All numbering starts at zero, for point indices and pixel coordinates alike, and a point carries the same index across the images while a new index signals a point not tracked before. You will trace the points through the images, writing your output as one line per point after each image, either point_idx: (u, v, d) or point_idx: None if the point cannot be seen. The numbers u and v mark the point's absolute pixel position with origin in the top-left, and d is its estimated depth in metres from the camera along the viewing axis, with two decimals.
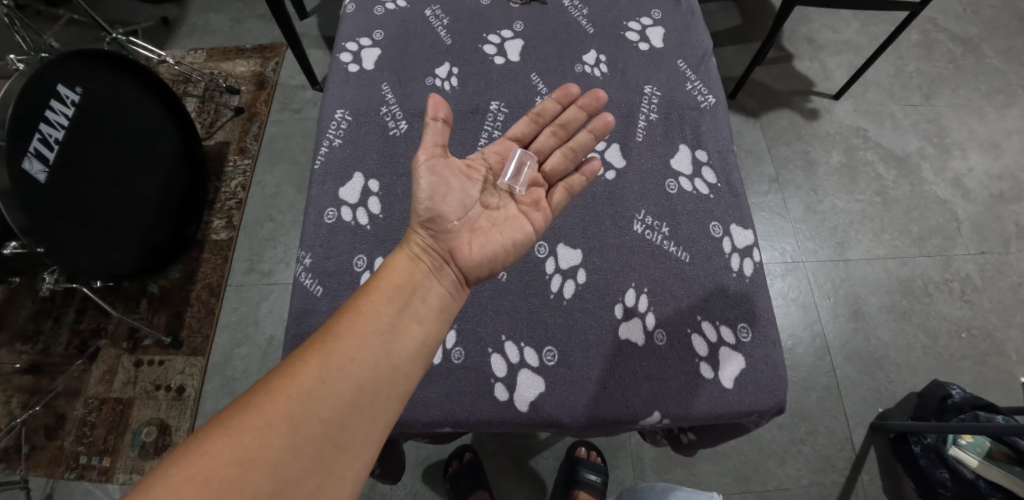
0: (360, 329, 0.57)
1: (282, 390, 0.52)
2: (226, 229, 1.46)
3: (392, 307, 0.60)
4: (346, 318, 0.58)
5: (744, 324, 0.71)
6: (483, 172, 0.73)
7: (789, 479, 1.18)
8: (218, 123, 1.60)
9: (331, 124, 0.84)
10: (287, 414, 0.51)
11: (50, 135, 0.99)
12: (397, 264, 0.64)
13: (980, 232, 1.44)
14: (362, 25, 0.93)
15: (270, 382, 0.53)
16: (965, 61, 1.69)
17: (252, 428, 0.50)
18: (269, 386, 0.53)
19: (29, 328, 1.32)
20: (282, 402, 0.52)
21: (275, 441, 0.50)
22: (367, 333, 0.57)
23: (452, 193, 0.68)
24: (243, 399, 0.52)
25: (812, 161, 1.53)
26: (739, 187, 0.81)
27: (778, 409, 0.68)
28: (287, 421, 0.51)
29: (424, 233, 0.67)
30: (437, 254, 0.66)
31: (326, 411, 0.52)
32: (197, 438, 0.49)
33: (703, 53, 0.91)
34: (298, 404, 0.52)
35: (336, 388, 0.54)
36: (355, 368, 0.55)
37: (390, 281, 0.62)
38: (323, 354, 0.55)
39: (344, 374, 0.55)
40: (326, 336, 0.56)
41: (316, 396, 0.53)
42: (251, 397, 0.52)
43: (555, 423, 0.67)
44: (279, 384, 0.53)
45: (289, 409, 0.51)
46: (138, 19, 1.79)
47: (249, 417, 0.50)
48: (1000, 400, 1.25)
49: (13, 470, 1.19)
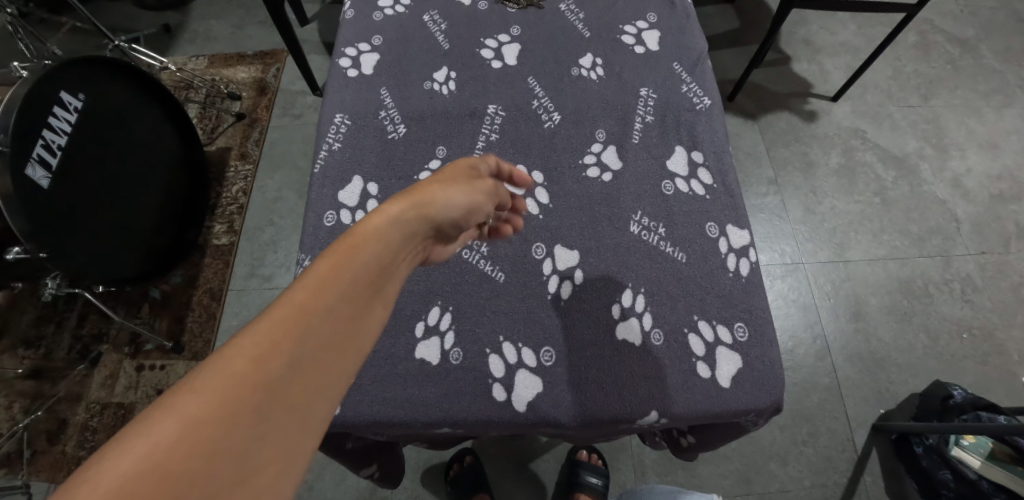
0: (337, 292, 0.42)
1: (238, 380, 0.35)
2: (228, 233, 1.47)
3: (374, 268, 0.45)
4: (314, 285, 0.41)
5: (741, 323, 0.71)
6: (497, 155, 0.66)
7: (791, 480, 1.18)
8: (219, 128, 1.61)
9: (331, 128, 0.85)
10: (257, 408, 0.35)
11: (53, 142, 1.00)
12: (377, 220, 0.47)
13: (980, 232, 1.44)
14: (361, 31, 0.94)
15: (222, 370, 0.35)
16: (963, 62, 1.70)
17: (212, 403, 0.34)
18: (219, 372, 0.35)
19: (32, 333, 1.33)
20: (247, 373, 0.36)
21: (242, 421, 0.34)
22: (353, 303, 0.43)
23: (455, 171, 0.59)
24: (176, 398, 0.33)
25: (811, 162, 1.54)
26: (736, 188, 0.81)
27: (775, 407, 0.68)
28: (257, 420, 0.35)
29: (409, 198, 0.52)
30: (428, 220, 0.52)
31: (305, 382, 0.38)
32: (112, 454, 0.30)
33: (700, 56, 0.92)
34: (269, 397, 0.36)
35: (318, 371, 0.39)
36: (338, 342, 0.41)
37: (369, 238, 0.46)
38: (297, 319, 0.39)
39: (323, 339, 0.40)
40: (291, 311, 0.39)
41: (299, 380, 0.37)
42: (195, 391, 0.34)
43: (553, 422, 0.67)
44: (238, 370, 0.35)
45: (258, 382, 0.36)
46: (140, 26, 1.81)
47: (199, 411, 0.33)
48: (1002, 399, 1.25)
49: (14, 474, 1.19)
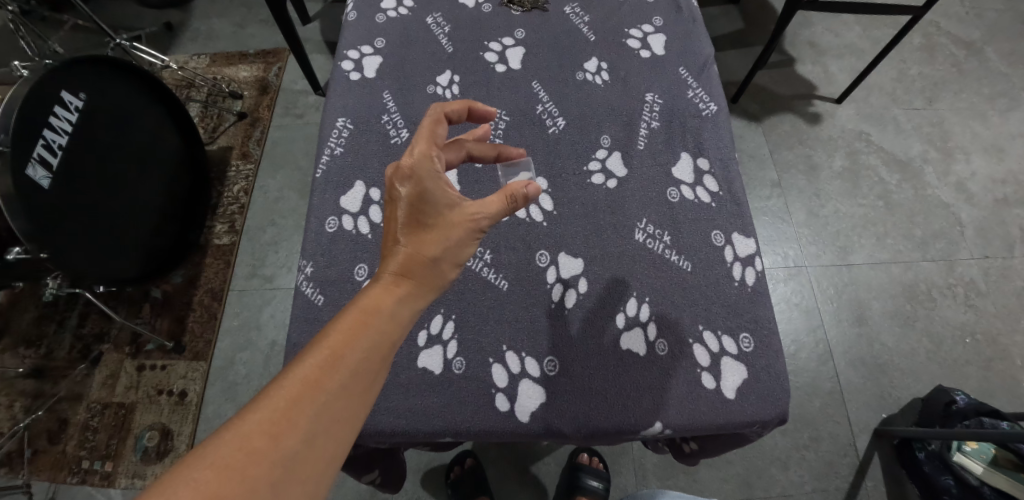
0: (349, 354, 0.44)
1: (252, 452, 0.38)
2: (229, 233, 1.46)
3: (385, 337, 0.47)
4: (325, 358, 0.43)
5: (747, 333, 0.71)
6: (427, 133, 0.59)
7: (792, 485, 1.18)
8: (221, 128, 1.61)
9: (333, 132, 0.84)
10: (268, 480, 0.38)
11: (54, 141, 1.00)
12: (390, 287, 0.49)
13: (984, 236, 1.43)
14: (364, 33, 0.94)
15: (237, 443, 0.38)
16: (969, 65, 1.69)
17: (227, 462, 0.37)
18: (235, 445, 0.38)
19: (33, 332, 1.33)
20: (264, 433, 0.39)
21: (255, 478, 0.37)
22: (363, 366, 0.44)
23: (411, 209, 0.54)
24: (191, 469, 0.36)
25: (815, 165, 1.53)
26: (742, 195, 0.80)
27: (780, 419, 0.68)
28: (267, 491, 0.38)
29: (401, 259, 0.52)
30: (428, 271, 0.52)
31: (315, 436, 0.41)
32: None
33: (706, 60, 0.91)
34: (279, 470, 0.38)
35: (328, 442, 0.41)
36: (348, 399, 0.43)
37: (381, 305, 0.48)
38: (313, 374, 0.42)
39: (333, 393, 0.42)
40: (302, 386, 0.41)
41: (307, 443, 0.40)
42: (211, 466, 0.37)
43: (556, 433, 0.66)
44: (251, 443, 0.38)
45: (269, 441, 0.39)
46: (142, 25, 1.80)
47: (215, 474, 0.37)
48: (1005, 405, 1.24)
49: (16, 473, 1.19)
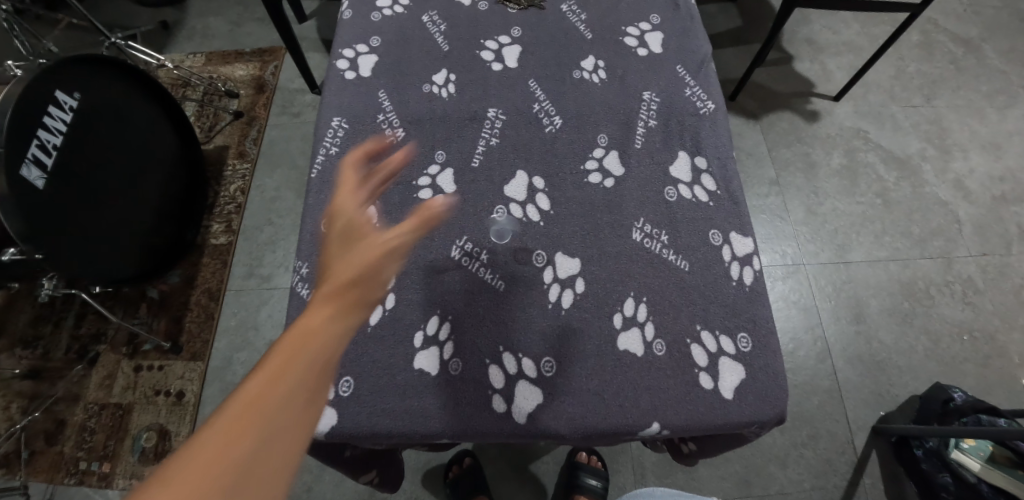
0: (289, 382, 0.35)
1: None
2: (226, 233, 1.46)
3: (323, 364, 0.38)
4: (254, 391, 0.34)
5: (744, 333, 0.71)
6: (350, 169, 0.51)
7: (790, 483, 1.18)
8: (217, 127, 1.60)
9: (328, 131, 0.84)
10: None
11: (49, 141, 0.99)
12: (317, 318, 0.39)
13: (982, 233, 1.43)
14: (360, 31, 0.93)
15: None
16: (967, 62, 1.69)
17: None
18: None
19: (30, 333, 1.32)
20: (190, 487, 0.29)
21: None
22: (303, 398, 0.36)
23: (334, 237, 0.46)
24: None
25: (813, 162, 1.53)
26: (740, 194, 0.80)
27: (778, 419, 0.67)
28: None
29: (326, 282, 0.42)
30: (352, 293, 0.42)
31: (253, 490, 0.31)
32: None
33: (704, 59, 0.91)
34: (221, 498, 0.30)
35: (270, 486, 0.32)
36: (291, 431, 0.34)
37: (319, 327, 0.39)
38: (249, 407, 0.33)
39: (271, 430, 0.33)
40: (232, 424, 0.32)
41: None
42: None
43: (553, 434, 0.66)
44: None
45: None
46: (137, 23, 1.79)
47: None
48: (1003, 402, 1.24)
49: (13, 475, 1.19)
